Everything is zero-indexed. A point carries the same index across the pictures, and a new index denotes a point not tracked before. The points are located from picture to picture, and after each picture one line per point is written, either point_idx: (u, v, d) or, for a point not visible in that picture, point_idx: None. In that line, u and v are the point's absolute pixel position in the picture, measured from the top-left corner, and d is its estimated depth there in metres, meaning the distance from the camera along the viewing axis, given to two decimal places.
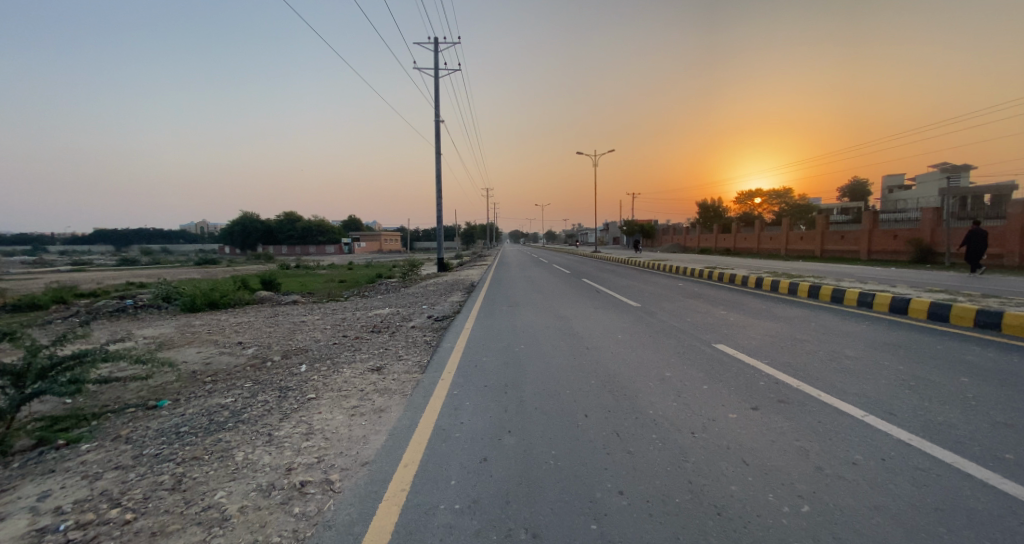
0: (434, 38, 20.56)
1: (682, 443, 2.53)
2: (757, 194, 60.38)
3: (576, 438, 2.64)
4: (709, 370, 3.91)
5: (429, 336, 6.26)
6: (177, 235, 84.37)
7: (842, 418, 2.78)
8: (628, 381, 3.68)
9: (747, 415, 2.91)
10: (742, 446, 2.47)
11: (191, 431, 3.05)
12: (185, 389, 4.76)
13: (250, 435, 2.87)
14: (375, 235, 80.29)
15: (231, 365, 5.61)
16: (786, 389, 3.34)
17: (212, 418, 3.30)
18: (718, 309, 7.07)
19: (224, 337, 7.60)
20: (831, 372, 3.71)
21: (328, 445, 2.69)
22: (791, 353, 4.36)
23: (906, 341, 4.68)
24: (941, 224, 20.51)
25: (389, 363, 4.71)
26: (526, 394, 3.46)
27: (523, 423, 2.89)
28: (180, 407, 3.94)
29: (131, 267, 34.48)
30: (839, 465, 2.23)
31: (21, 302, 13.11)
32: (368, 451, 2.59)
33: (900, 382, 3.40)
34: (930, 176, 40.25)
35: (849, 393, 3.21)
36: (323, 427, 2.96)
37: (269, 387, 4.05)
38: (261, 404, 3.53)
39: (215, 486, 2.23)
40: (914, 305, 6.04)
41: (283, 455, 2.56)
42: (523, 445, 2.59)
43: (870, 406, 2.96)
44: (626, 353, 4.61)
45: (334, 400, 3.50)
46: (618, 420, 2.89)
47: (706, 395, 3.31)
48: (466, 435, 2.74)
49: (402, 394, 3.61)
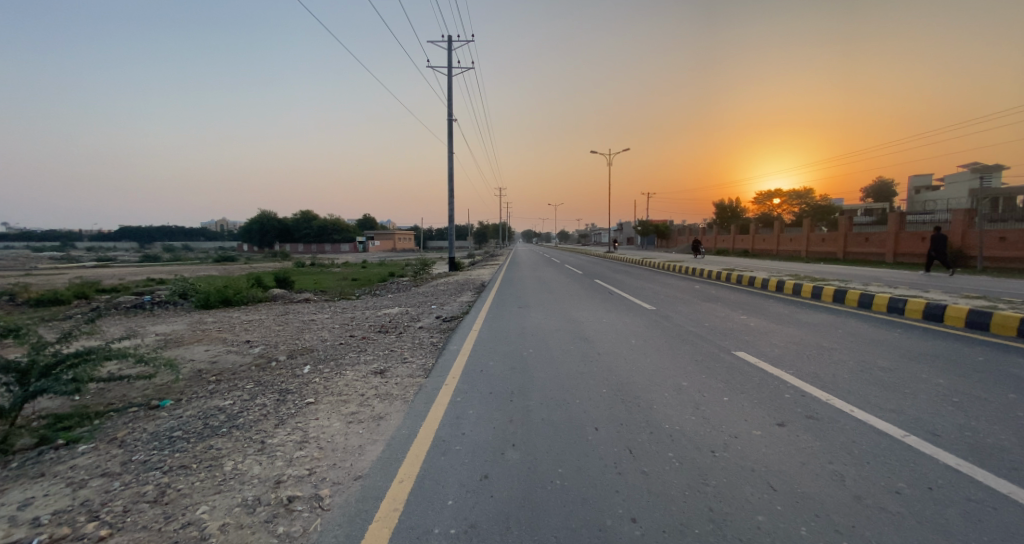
0: (448, 38, 20.49)
1: (701, 463, 2.31)
2: (777, 195, 59.08)
3: (585, 455, 2.44)
4: (729, 380, 3.66)
5: (437, 337, 6.13)
6: (197, 233, 86.43)
7: (878, 438, 2.51)
8: (642, 391, 3.46)
9: (771, 432, 2.67)
10: (768, 468, 2.24)
11: (184, 436, 2.95)
12: (187, 389, 4.69)
13: (242, 442, 2.75)
14: (389, 235, 80.74)
15: (236, 364, 5.56)
16: (814, 403, 3.08)
17: (207, 422, 3.20)
18: (737, 314, 6.78)
19: (233, 335, 7.60)
20: (864, 386, 3.43)
21: (321, 455, 2.54)
22: (818, 363, 4.07)
23: (944, 351, 4.34)
24: (973, 227, 19.62)
25: (393, 366, 4.56)
26: (533, 403, 3.27)
27: (528, 436, 2.70)
28: (180, 408, 3.86)
29: (154, 264, 35.37)
30: (880, 494, 1.97)
31: (44, 297, 13.45)
32: (363, 463, 2.43)
33: (942, 399, 3.10)
34: (960, 176, 38.73)
35: (886, 410, 2.92)
36: (319, 435, 2.82)
37: (270, 389, 3.95)
38: (258, 408, 3.42)
39: (198, 500, 2.11)
40: (951, 313, 5.65)
41: (274, 466, 2.42)
42: (526, 462, 2.39)
43: (911, 425, 2.67)
44: (640, 360, 4.38)
45: (333, 405, 3.36)
46: (631, 436, 2.67)
47: (726, 409, 3.07)
48: (467, 448, 2.57)
49: (403, 400, 3.45)
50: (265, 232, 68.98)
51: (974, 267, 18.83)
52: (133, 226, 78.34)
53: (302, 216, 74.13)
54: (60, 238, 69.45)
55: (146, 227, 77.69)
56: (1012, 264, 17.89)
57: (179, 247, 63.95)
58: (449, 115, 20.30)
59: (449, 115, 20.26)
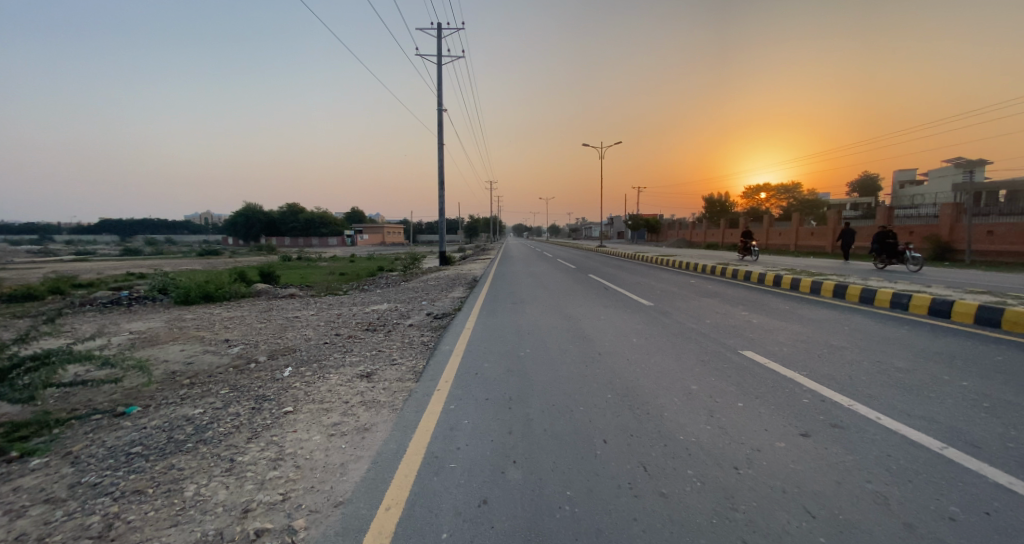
0: (437, 25, 19.94)
1: (725, 483, 2.07)
2: (766, 190, 59.77)
3: (594, 474, 2.19)
4: (741, 383, 3.45)
5: (428, 335, 5.84)
6: (182, 226, 84.42)
7: (917, 453, 2.31)
8: (650, 396, 3.22)
9: (797, 444, 2.45)
10: (802, 489, 2.01)
11: (143, 452, 2.59)
12: (157, 394, 4.29)
13: (208, 460, 2.40)
14: (378, 228, 79.46)
15: (213, 366, 5.17)
16: (837, 410, 2.89)
17: (171, 435, 2.84)
18: (738, 310, 6.60)
19: (212, 333, 7.17)
20: (885, 389, 3.25)
21: (299, 477, 2.23)
22: (831, 363, 3.89)
23: (958, 349, 4.22)
24: (960, 221, 19.88)
25: (381, 369, 4.24)
26: (533, 411, 3.01)
27: (530, 451, 2.44)
28: (145, 417, 3.48)
29: (137, 259, 34.42)
30: (932, 521, 1.75)
31: (14, 292, 12.79)
32: (346, 486, 2.14)
33: (971, 404, 2.93)
34: (944, 172, 39.45)
35: (914, 418, 2.74)
36: (296, 451, 2.51)
37: (245, 396, 3.60)
38: (231, 418, 3.07)
39: (150, 536, 1.79)
40: (958, 309, 5.55)
41: (242, 490, 2.10)
42: (530, 482, 2.13)
43: (948, 437, 2.47)
44: (644, 360, 4.15)
45: (313, 415, 3.05)
46: (644, 450, 2.42)
47: (743, 416, 2.84)
48: (462, 467, 2.29)
49: (391, 408, 3.15)
50: (252, 225, 68.03)
51: (963, 260, 18.98)
52: (114, 219, 76.27)
53: (288, 209, 72.79)
54: (37, 232, 66.93)
55: (126, 221, 75.93)
56: (1000, 257, 18.08)
57: (160, 240, 62.34)
58: (439, 104, 19.89)
59: (440, 105, 19.91)
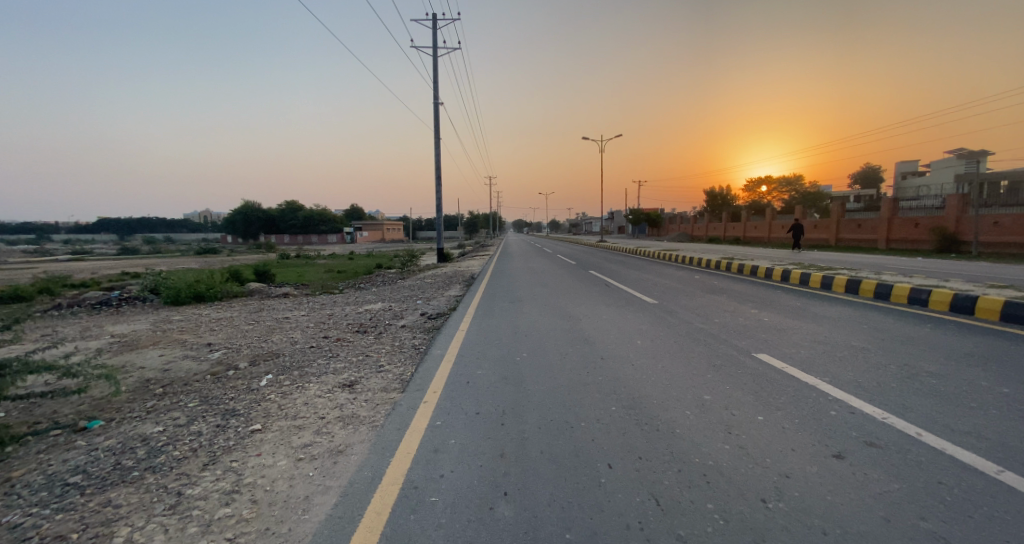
0: (433, 16, 19.38)
1: (753, 522, 1.75)
2: (767, 183, 59.37)
3: (599, 510, 1.86)
4: (759, 391, 3.13)
5: (420, 338, 5.51)
6: (180, 226, 83.97)
7: (971, 479, 1.98)
8: (660, 408, 2.90)
9: (831, 469, 2.13)
10: (844, 529, 1.69)
11: (82, 483, 2.26)
12: (125, 406, 3.94)
13: (152, 495, 2.08)
14: (378, 226, 78.96)
15: (189, 373, 4.83)
16: (870, 425, 2.56)
17: (118, 461, 2.51)
18: (745, 307, 6.28)
19: (194, 336, 6.83)
20: (918, 397, 2.93)
21: (253, 515, 1.91)
22: (854, 367, 3.58)
23: (987, 349, 3.91)
24: (966, 212, 19.53)
25: (366, 377, 3.92)
26: (530, 427, 2.70)
27: (524, 480, 2.12)
28: (104, 434, 3.17)
29: (134, 259, 34.10)
30: None
31: (2, 293, 12.48)
32: (306, 527, 1.82)
33: (1019, 416, 2.59)
34: (948, 163, 39.12)
35: (958, 434, 2.42)
36: (255, 480, 2.19)
37: (212, 411, 3.27)
38: (192, 437, 2.76)
39: None
40: (983, 305, 5.20)
41: (181, 536, 1.77)
42: (523, 522, 1.81)
43: (1002, 456, 2.16)
44: (650, 366, 3.81)
45: (283, 434, 2.73)
46: (656, 477, 2.10)
47: (765, 433, 2.52)
48: (444, 501, 1.98)
49: (371, 425, 2.83)
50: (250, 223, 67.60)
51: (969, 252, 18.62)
52: (113, 219, 76.00)
53: (287, 207, 72.40)
54: (35, 231, 66.74)
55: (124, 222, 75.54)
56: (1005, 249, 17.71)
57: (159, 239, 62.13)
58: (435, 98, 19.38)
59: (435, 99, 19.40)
